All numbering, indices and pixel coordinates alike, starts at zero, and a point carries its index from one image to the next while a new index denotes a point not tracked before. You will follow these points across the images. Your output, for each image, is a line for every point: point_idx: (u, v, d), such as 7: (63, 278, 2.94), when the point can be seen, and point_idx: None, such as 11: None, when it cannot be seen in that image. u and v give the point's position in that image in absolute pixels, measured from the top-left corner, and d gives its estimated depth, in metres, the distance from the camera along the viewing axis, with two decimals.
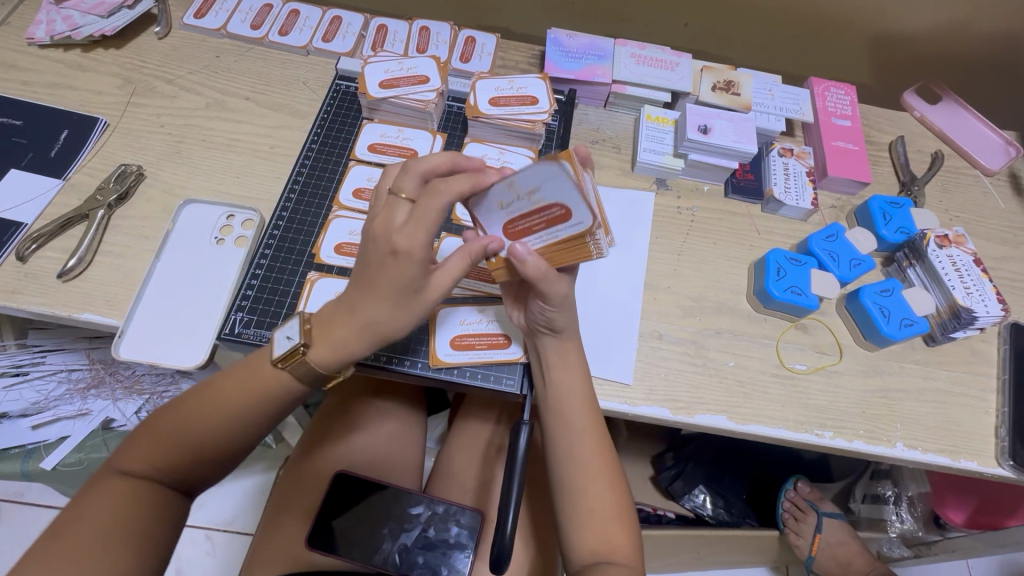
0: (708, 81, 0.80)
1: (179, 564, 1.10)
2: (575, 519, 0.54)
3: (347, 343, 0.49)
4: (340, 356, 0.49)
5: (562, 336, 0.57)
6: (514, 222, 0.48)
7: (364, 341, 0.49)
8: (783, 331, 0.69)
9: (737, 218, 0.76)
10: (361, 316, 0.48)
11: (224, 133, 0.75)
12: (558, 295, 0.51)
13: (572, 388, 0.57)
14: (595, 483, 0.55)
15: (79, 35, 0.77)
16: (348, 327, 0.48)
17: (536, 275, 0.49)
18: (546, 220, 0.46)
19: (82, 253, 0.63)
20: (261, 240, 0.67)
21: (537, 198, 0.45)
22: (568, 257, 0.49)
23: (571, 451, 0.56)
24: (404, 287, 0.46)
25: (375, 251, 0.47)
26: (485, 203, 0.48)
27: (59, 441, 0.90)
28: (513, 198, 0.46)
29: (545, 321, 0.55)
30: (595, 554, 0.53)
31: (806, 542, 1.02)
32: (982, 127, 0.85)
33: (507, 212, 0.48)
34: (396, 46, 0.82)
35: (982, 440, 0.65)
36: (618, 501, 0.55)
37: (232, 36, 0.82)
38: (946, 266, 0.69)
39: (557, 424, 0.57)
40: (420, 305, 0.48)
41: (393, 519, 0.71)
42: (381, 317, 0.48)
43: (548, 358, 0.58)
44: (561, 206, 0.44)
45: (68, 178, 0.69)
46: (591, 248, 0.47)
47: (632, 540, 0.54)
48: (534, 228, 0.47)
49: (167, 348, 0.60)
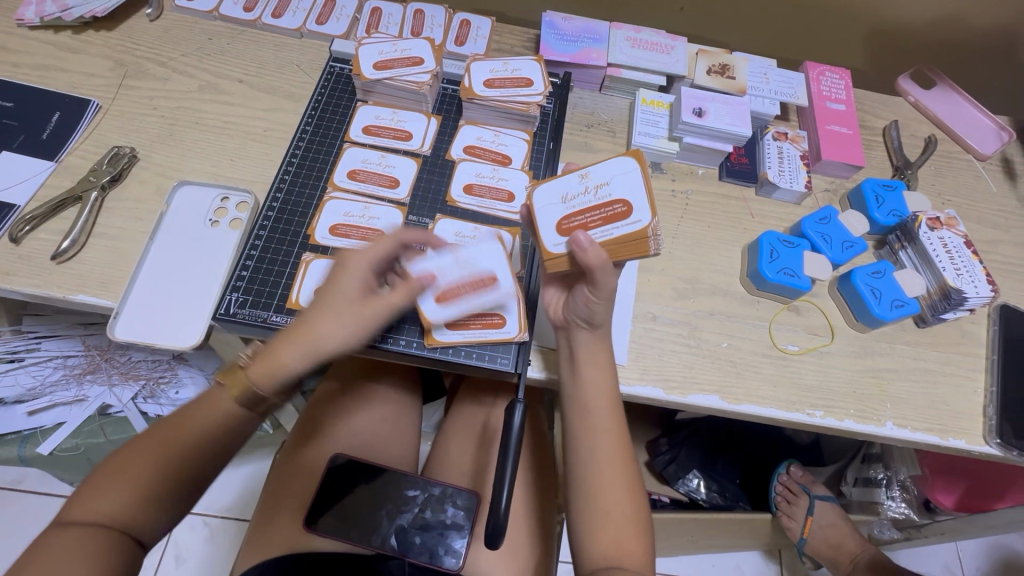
0: (703, 65, 0.80)
1: (177, 550, 1.10)
2: (590, 522, 0.54)
3: (281, 354, 0.50)
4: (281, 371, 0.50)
5: (597, 332, 0.57)
6: (572, 216, 0.54)
7: (298, 355, 0.50)
8: (776, 313, 0.69)
9: (732, 201, 0.76)
10: (307, 332, 0.50)
11: (218, 116, 0.74)
12: (606, 288, 0.51)
13: (600, 390, 0.57)
14: (614, 488, 0.54)
15: (70, 16, 0.77)
16: (290, 341, 0.50)
17: (596, 263, 0.49)
18: (607, 216, 0.53)
19: (76, 235, 0.63)
20: (256, 221, 0.67)
21: (602, 193, 0.53)
22: (621, 253, 0.52)
23: (592, 453, 0.56)
24: (352, 296, 0.52)
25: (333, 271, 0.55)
26: (551, 195, 0.55)
27: (56, 426, 0.91)
28: (581, 193, 0.54)
29: (585, 312, 0.55)
30: (607, 559, 0.51)
31: (798, 524, 1.04)
32: (976, 112, 0.86)
33: (569, 205, 0.54)
34: (391, 28, 0.81)
35: (970, 419, 0.66)
36: (635, 511, 0.54)
37: (225, 19, 0.81)
38: (938, 247, 0.69)
39: (580, 423, 0.57)
40: (361, 319, 0.52)
41: (390, 501, 0.72)
42: (321, 326, 0.51)
43: (580, 355, 0.58)
44: (622, 203, 0.52)
45: (61, 160, 0.69)
46: (648, 244, 0.51)
47: (646, 549, 0.53)
48: (591, 223, 0.53)
49: (162, 328, 0.61)
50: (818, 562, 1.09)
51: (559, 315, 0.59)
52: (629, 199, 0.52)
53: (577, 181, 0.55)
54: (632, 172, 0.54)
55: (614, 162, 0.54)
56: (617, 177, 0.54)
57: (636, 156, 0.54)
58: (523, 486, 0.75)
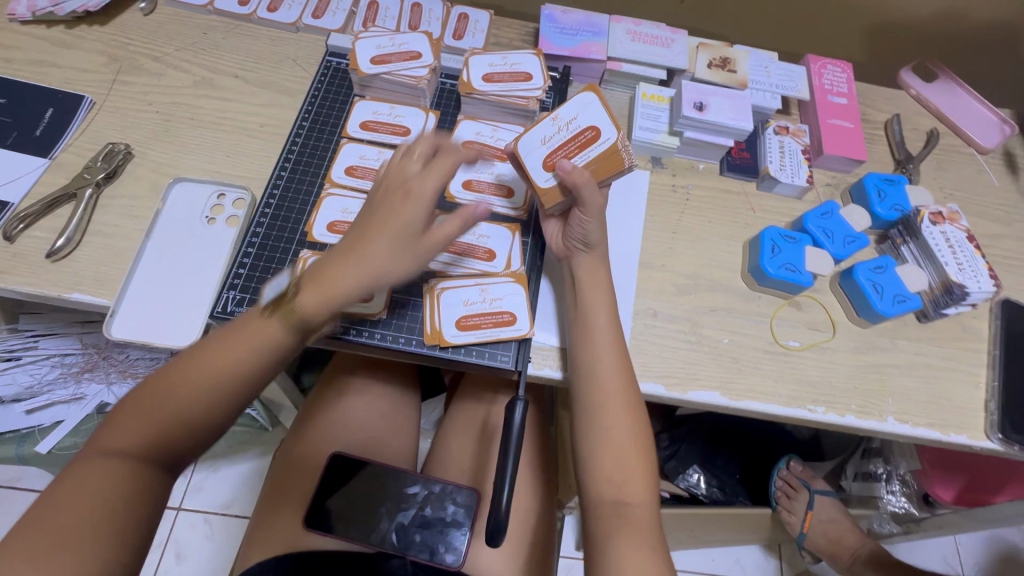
0: (704, 58, 0.79)
1: (178, 547, 1.10)
2: (593, 444, 0.57)
3: (342, 285, 0.51)
4: (335, 302, 0.51)
5: (595, 253, 0.62)
6: (554, 152, 0.62)
7: (358, 287, 0.52)
8: (777, 308, 0.69)
9: (733, 196, 0.76)
10: (363, 256, 0.52)
11: (214, 111, 0.74)
12: (593, 202, 0.59)
13: (598, 305, 0.60)
14: (613, 403, 0.57)
15: (63, 11, 0.76)
16: (349, 272, 0.52)
17: (582, 182, 0.58)
18: (581, 143, 0.61)
19: (72, 233, 0.63)
20: (253, 218, 0.66)
21: (574, 126, 0.62)
22: (604, 170, 0.61)
23: (592, 368, 0.58)
24: (410, 229, 0.54)
25: (384, 199, 0.55)
26: (531, 140, 0.62)
27: (54, 425, 0.90)
28: (555, 132, 0.62)
29: (580, 235, 0.61)
30: (612, 478, 0.55)
31: (798, 518, 1.04)
32: (978, 105, 0.85)
33: (549, 145, 0.62)
34: (388, 22, 0.80)
35: (971, 414, 0.65)
36: (637, 435, 0.57)
37: (220, 13, 0.80)
38: (940, 242, 0.69)
39: (581, 340, 0.59)
40: (421, 252, 0.54)
41: (390, 499, 0.72)
42: (382, 258, 0.52)
43: (580, 275, 0.62)
44: (591, 128, 0.61)
45: (55, 157, 0.68)
46: (622, 156, 0.60)
47: (648, 475, 0.56)
48: (570, 153, 0.61)
49: (159, 327, 0.60)
50: (818, 556, 1.09)
51: (560, 244, 0.65)
52: (595, 124, 0.61)
53: (549, 124, 0.63)
54: (592, 103, 0.62)
55: (575, 99, 0.63)
56: (582, 109, 0.62)
57: (592, 89, 0.63)
58: (525, 482, 0.75)
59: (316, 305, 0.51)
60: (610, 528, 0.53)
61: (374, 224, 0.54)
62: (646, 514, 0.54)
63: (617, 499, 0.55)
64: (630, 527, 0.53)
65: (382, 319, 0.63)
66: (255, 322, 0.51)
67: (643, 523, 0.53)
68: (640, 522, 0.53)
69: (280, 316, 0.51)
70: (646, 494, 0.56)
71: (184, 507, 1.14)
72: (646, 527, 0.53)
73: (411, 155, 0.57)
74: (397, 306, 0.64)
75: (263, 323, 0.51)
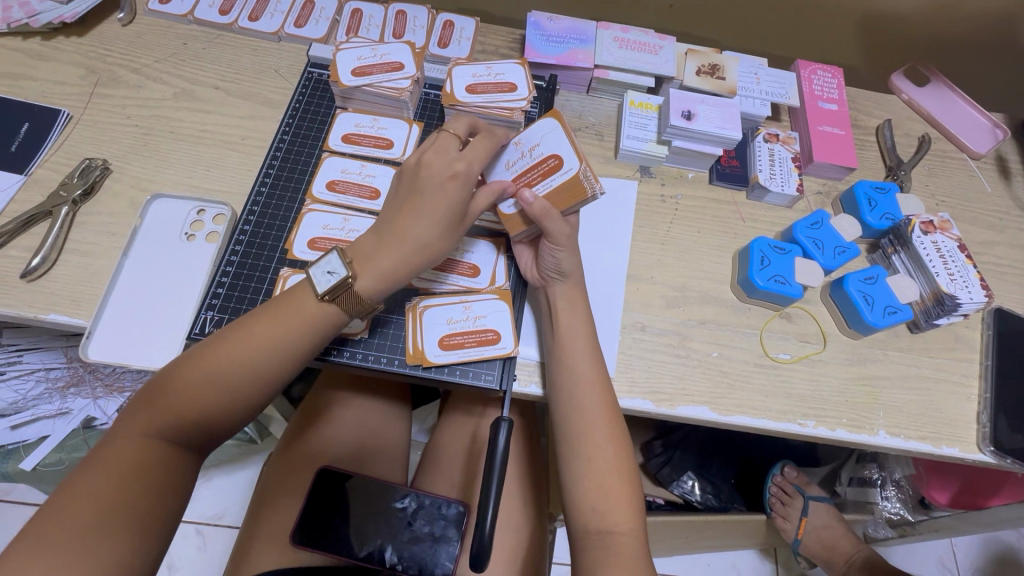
0: (693, 65, 0.78)
1: (169, 559, 1.09)
2: (575, 472, 0.57)
3: (398, 270, 0.54)
4: (387, 283, 0.54)
5: (571, 282, 0.62)
6: (517, 178, 0.61)
7: (410, 269, 0.55)
8: (767, 320, 0.68)
9: (722, 206, 0.75)
10: (413, 240, 0.54)
11: (194, 124, 0.72)
12: (558, 232, 0.58)
13: (579, 330, 0.60)
14: (595, 431, 0.57)
15: (39, 22, 0.74)
16: (402, 257, 0.54)
17: (542, 212, 0.58)
18: (544, 171, 0.60)
19: (47, 252, 0.61)
20: (232, 235, 0.65)
21: (537, 153, 0.61)
22: (568, 202, 0.60)
23: (574, 395, 0.58)
24: (457, 211, 0.55)
25: (428, 179, 0.55)
26: (495, 167, 0.62)
27: (38, 442, 0.86)
28: (518, 158, 0.61)
29: (553, 264, 0.61)
30: (592, 506, 0.55)
31: (793, 525, 1.03)
32: (969, 110, 0.84)
33: (513, 170, 0.61)
34: (372, 31, 0.79)
35: (963, 427, 0.65)
36: (620, 461, 0.57)
37: (200, 22, 0.79)
38: (931, 252, 0.68)
39: (561, 367, 0.59)
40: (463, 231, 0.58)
41: (379, 516, 0.70)
42: (433, 243, 0.55)
43: (557, 303, 0.61)
44: (554, 156, 0.60)
45: (31, 173, 0.67)
46: (584, 186, 0.59)
47: (633, 500, 0.56)
48: (533, 181, 0.61)
49: (137, 348, 0.59)
50: (813, 562, 1.09)
51: (535, 273, 0.64)
52: (558, 151, 0.60)
53: (512, 150, 0.62)
54: (556, 130, 0.61)
55: (538, 125, 0.61)
56: (546, 137, 0.61)
57: (556, 115, 0.61)
58: (514, 497, 0.73)
59: (372, 287, 0.53)
60: (595, 560, 0.53)
61: (420, 206, 0.54)
62: (631, 541, 0.53)
63: (601, 528, 0.54)
64: (614, 558, 0.52)
65: (364, 338, 0.62)
66: (307, 304, 0.52)
67: (628, 552, 0.52)
68: (621, 551, 0.52)
69: (337, 302, 0.52)
70: (628, 520, 0.54)
71: None
72: (631, 556, 0.52)
73: (449, 130, 0.57)
74: (380, 325, 0.63)
75: (312, 303, 0.52)
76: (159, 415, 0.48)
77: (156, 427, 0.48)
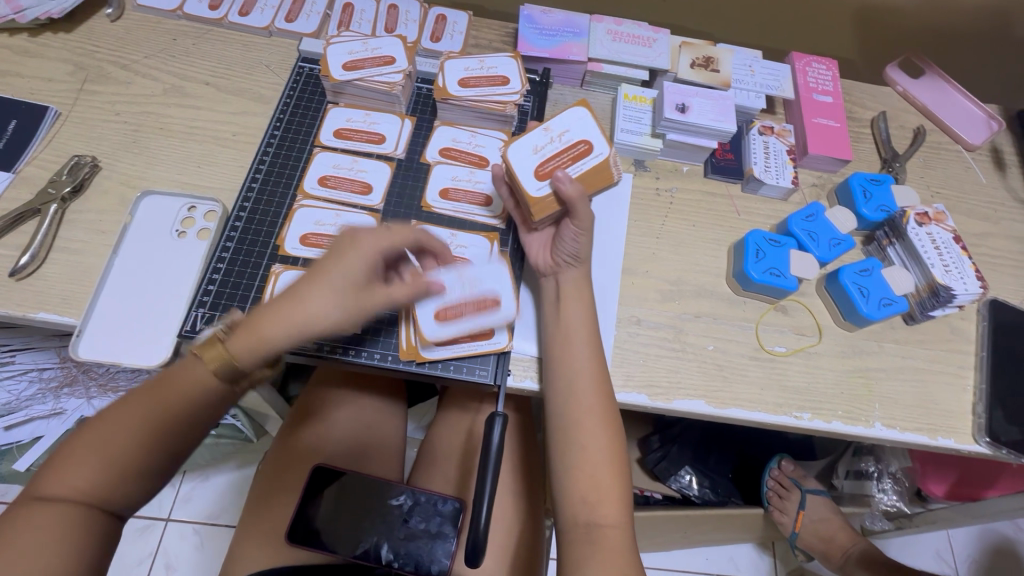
0: (687, 57, 0.78)
1: (166, 559, 1.09)
2: (569, 463, 0.56)
3: (270, 332, 0.47)
4: (265, 346, 0.47)
5: (583, 269, 0.62)
6: (448, 306, 0.62)
7: (284, 334, 0.47)
8: (763, 314, 0.68)
9: (717, 199, 0.74)
10: (300, 304, 0.48)
11: (185, 120, 0.72)
12: (587, 217, 0.59)
13: (578, 321, 0.60)
14: (590, 421, 0.57)
15: (26, 17, 0.73)
16: (281, 320, 0.47)
17: (577, 196, 0.58)
18: (478, 306, 0.63)
19: (36, 250, 0.61)
20: (223, 231, 0.65)
21: (476, 287, 0.64)
22: (592, 185, 0.61)
23: (570, 386, 0.58)
24: (356, 281, 0.50)
25: (337, 245, 0.52)
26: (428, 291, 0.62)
27: (34, 441, 0.87)
28: (547, 142, 0.62)
29: (571, 250, 0.61)
30: (586, 500, 0.54)
31: (790, 519, 1.03)
32: (963, 101, 0.84)
33: (445, 298, 0.62)
34: (363, 26, 0.78)
35: (959, 418, 0.65)
36: (613, 453, 0.56)
37: (190, 18, 0.78)
38: (926, 243, 0.68)
39: (557, 358, 0.59)
40: (362, 307, 0.50)
41: (375, 513, 0.70)
42: (320, 309, 0.48)
43: (566, 291, 0.61)
44: (584, 142, 0.61)
45: (19, 171, 0.66)
46: (612, 170, 0.61)
47: (624, 495, 0.55)
48: (562, 165, 0.61)
49: (128, 346, 0.59)
50: (811, 556, 1.09)
51: (548, 260, 0.63)
52: (587, 138, 0.61)
53: (453, 277, 0.64)
54: (501, 269, 0.65)
55: (488, 264, 0.65)
56: (575, 123, 0.62)
57: (584, 104, 0.63)
58: (509, 493, 0.73)
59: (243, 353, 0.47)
60: (583, 555, 0.52)
61: (321, 269, 0.50)
62: (621, 537, 0.53)
63: (590, 521, 0.54)
64: (602, 552, 0.52)
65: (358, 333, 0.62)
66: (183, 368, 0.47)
67: (616, 547, 0.52)
68: (613, 546, 0.52)
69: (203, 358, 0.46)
70: (621, 513, 0.54)
71: (172, 517, 1.13)
72: (621, 551, 0.52)
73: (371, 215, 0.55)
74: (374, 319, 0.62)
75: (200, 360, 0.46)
76: (94, 463, 0.44)
77: (85, 483, 0.44)
